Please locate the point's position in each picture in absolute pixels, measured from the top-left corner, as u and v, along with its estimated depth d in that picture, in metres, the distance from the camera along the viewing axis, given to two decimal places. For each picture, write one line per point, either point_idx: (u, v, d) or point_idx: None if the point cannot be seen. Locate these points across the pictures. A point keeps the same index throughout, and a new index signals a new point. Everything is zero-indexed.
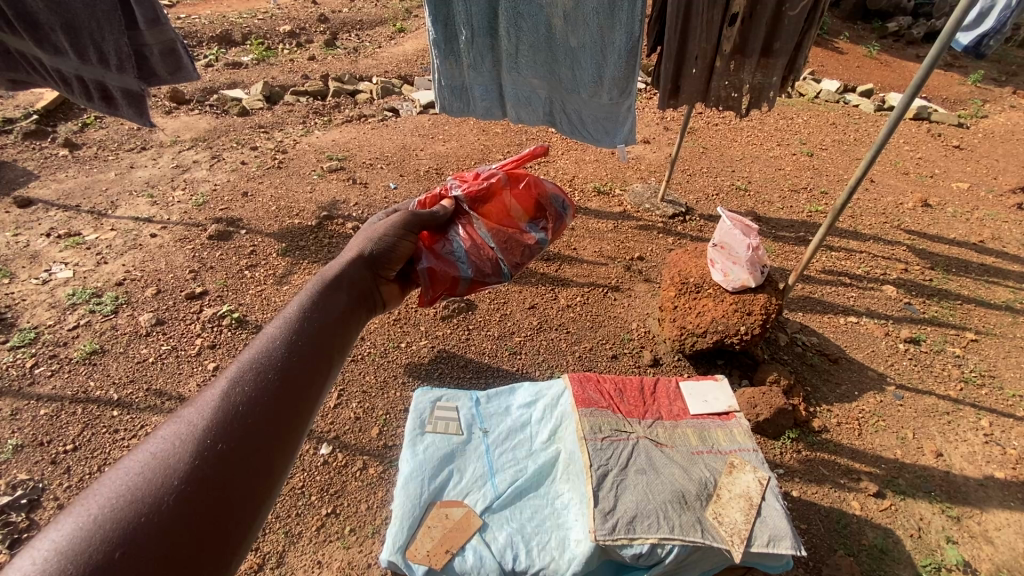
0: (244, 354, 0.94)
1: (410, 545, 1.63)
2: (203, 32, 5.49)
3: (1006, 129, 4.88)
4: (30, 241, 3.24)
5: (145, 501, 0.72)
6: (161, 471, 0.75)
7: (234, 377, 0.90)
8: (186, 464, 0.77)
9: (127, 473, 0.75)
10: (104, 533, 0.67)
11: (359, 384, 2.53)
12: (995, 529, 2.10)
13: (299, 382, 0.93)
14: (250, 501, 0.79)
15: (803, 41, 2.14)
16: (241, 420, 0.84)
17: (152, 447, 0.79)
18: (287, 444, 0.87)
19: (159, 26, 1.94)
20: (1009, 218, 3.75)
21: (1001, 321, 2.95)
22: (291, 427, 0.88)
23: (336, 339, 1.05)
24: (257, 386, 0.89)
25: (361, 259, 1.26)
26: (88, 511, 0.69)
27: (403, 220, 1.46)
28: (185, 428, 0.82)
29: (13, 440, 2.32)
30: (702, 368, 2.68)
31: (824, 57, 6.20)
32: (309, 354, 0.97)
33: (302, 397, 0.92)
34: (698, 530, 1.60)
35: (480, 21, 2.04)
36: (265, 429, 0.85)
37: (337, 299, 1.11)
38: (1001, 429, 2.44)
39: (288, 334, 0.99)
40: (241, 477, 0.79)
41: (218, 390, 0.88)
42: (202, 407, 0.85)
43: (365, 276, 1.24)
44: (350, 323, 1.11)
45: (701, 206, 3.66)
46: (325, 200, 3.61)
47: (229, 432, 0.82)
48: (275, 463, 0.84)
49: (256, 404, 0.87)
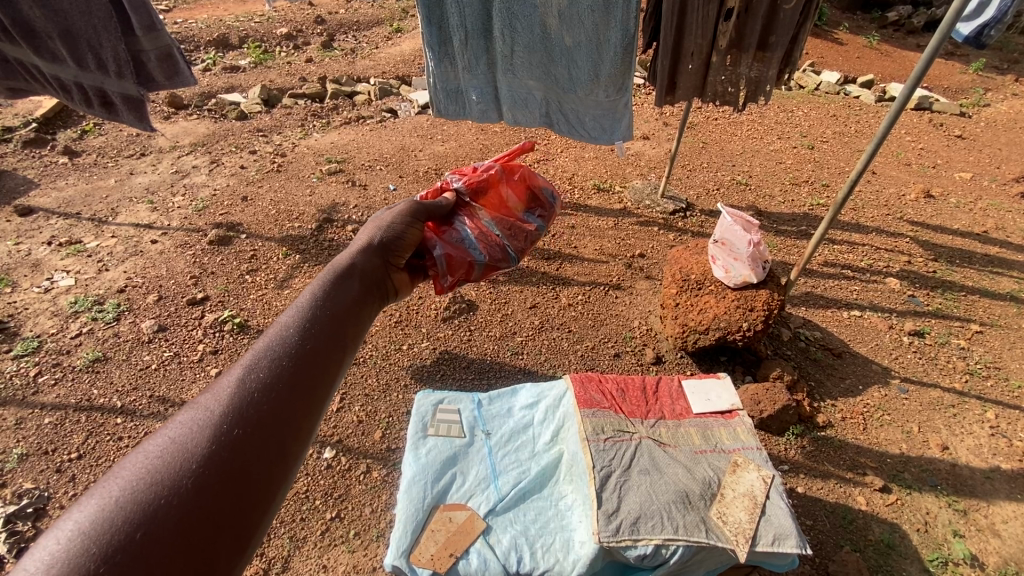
0: (259, 341, 0.93)
1: (414, 550, 1.63)
2: (200, 37, 5.51)
3: (1009, 118, 4.84)
4: (32, 250, 3.25)
5: (165, 482, 0.71)
6: (180, 454, 0.75)
7: (249, 365, 0.89)
8: (204, 448, 0.76)
9: (147, 456, 0.75)
10: (126, 513, 0.67)
11: (361, 388, 2.54)
12: (1003, 522, 2.09)
13: (312, 369, 0.92)
14: (268, 487, 0.78)
15: (799, 34, 2.11)
16: (256, 408, 0.83)
17: (170, 433, 0.78)
18: (302, 430, 0.86)
19: (155, 32, 1.89)
20: (1012, 208, 3.71)
21: (1007, 312, 2.93)
22: (304, 414, 0.87)
23: (348, 328, 1.03)
24: (271, 374, 0.88)
25: (371, 249, 1.24)
26: (110, 492, 0.69)
27: (409, 210, 1.43)
28: (202, 414, 0.81)
29: (17, 449, 2.32)
30: (704, 365, 2.67)
31: (823, 48, 6.17)
32: (325, 342, 0.96)
33: (315, 383, 0.91)
34: (703, 530, 1.60)
35: (474, 22, 2.02)
36: (280, 415, 0.84)
37: (348, 284, 1.10)
38: (1008, 421, 2.42)
39: (301, 323, 0.97)
40: (258, 461, 0.79)
41: (233, 378, 0.87)
42: (218, 394, 0.84)
43: (374, 266, 1.21)
44: (363, 311, 1.09)
45: (702, 201, 3.64)
46: (325, 203, 3.60)
47: (244, 418, 0.81)
48: (292, 449, 0.83)
49: (270, 391, 0.86)
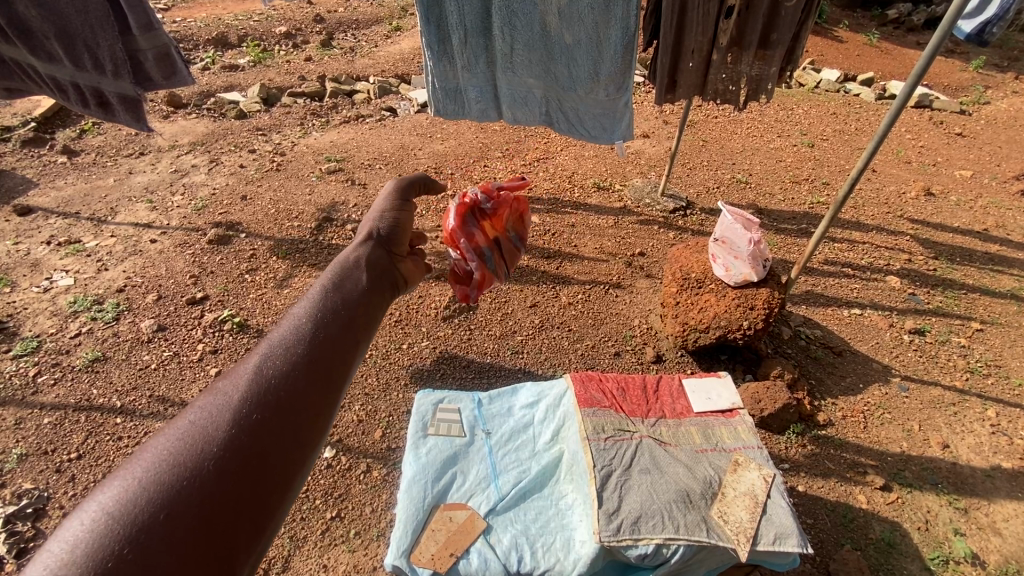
0: (276, 327, 0.92)
1: (414, 549, 1.62)
2: (198, 35, 5.50)
3: (1009, 115, 4.83)
4: (31, 250, 3.25)
5: (186, 466, 0.71)
6: (200, 438, 0.75)
7: (267, 350, 0.88)
8: (224, 432, 0.76)
9: (168, 440, 0.75)
10: (148, 496, 0.68)
11: (361, 387, 2.53)
12: (1004, 521, 2.09)
13: (330, 354, 0.90)
14: (286, 473, 0.77)
15: (800, 32, 2.11)
16: (274, 393, 0.82)
17: (191, 416, 0.78)
18: (320, 416, 0.84)
19: (152, 31, 1.89)
20: (1012, 206, 3.71)
21: (1007, 310, 2.92)
22: (322, 400, 0.85)
23: (365, 314, 1.00)
24: (288, 360, 0.86)
25: (376, 240, 1.22)
26: (133, 475, 0.70)
27: (397, 192, 1.38)
28: (222, 399, 0.80)
29: (17, 449, 2.32)
30: (705, 364, 2.66)
31: (823, 46, 6.16)
32: (341, 328, 0.94)
33: (332, 370, 0.88)
34: (703, 529, 1.59)
35: (473, 21, 2.01)
36: (298, 400, 0.82)
37: (361, 272, 1.08)
38: (1009, 419, 2.42)
39: (317, 309, 0.95)
40: (276, 447, 0.78)
41: (252, 363, 0.86)
42: (237, 379, 0.83)
43: (386, 254, 1.18)
44: (377, 299, 1.06)
45: (702, 200, 3.63)
46: (324, 202, 3.60)
47: (262, 403, 0.80)
48: (310, 435, 0.82)
49: (288, 376, 0.84)
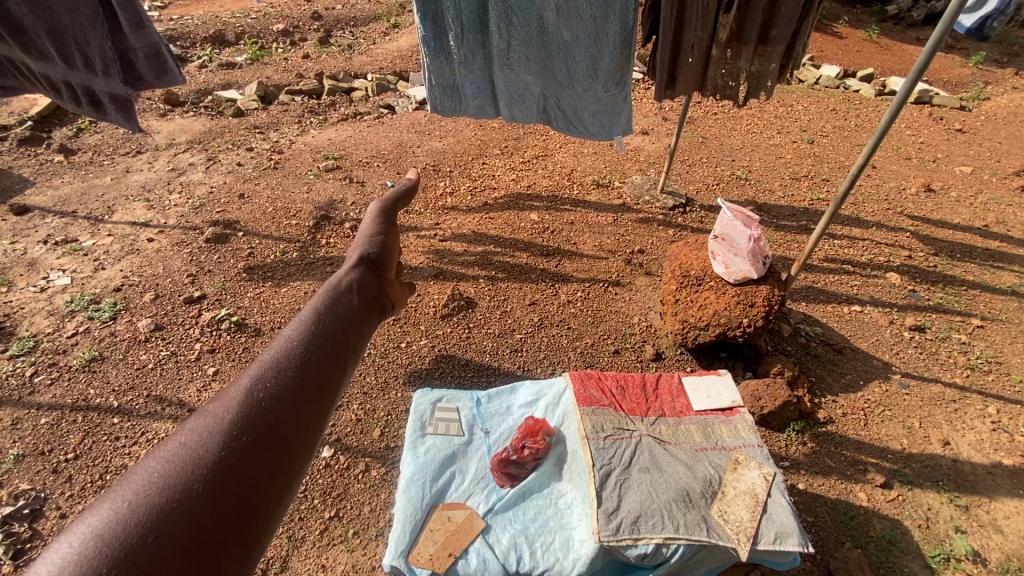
0: (265, 351, 0.91)
1: (412, 550, 1.61)
2: (195, 33, 5.47)
3: (1010, 111, 4.81)
4: (28, 249, 3.23)
5: (176, 488, 0.70)
6: (189, 461, 0.74)
7: (257, 373, 0.87)
8: (214, 455, 0.75)
9: (157, 463, 0.74)
10: (137, 519, 0.66)
11: (360, 386, 2.52)
12: (1005, 518, 2.07)
13: (318, 377, 0.89)
14: (275, 495, 0.76)
15: (801, 28, 2.09)
16: (264, 415, 0.81)
17: (180, 439, 0.77)
18: (308, 438, 0.83)
19: (143, 29, 1.87)
20: (1013, 202, 3.70)
21: (1008, 306, 2.91)
22: (310, 424, 0.84)
23: (352, 341, 1.00)
24: (278, 382, 0.86)
25: (367, 261, 1.21)
26: (123, 497, 0.68)
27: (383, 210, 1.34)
28: (212, 421, 0.79)
29: (13, 449, 2.31)
30: (705, 361, 2.65)
31: (823, 42, 6.14)
32: (329, 351, 0.94)
33: (322, 394, 0.88)
34: (703, 529, 1.58)
35: (470, 16, 1.99)
36: (287, 422, 0.82)
37: (350, 297, 1.08)
38: (1009, 416, 2.41)
39: (306, 332, 0.95)
40: (264, 469, 0.76)
41: (241, 387, 0.85)
42: (227, 401, 0.82)
43: (373, 278, 1.18)
44: (364, 325, 1.06)
45: (701, 196, 3.62)
46: (322, 200, 3.58)
47: (252, 425, 0.79)
48: (298, 457, 0.81)
49: (278, 399, 0.84)
